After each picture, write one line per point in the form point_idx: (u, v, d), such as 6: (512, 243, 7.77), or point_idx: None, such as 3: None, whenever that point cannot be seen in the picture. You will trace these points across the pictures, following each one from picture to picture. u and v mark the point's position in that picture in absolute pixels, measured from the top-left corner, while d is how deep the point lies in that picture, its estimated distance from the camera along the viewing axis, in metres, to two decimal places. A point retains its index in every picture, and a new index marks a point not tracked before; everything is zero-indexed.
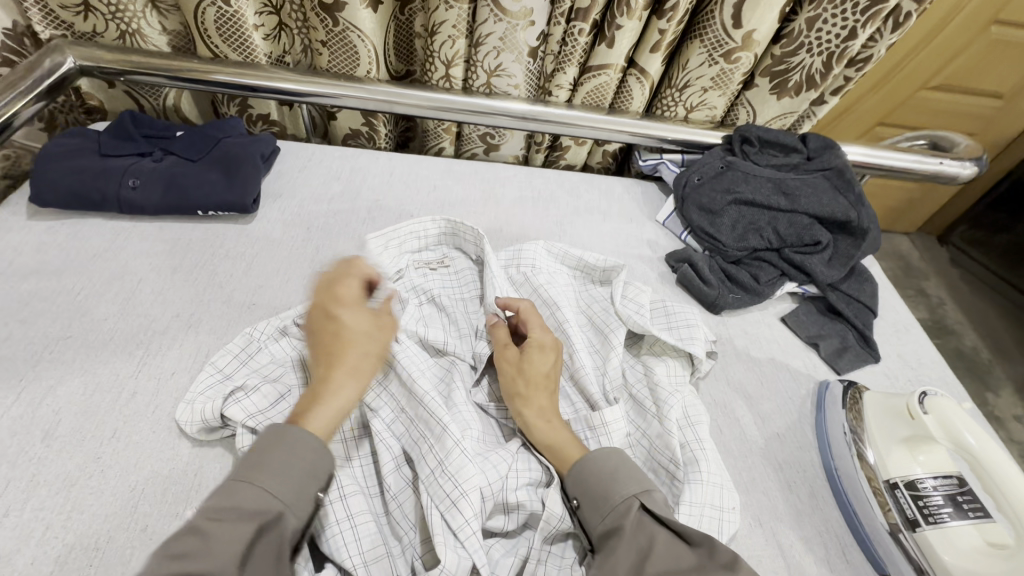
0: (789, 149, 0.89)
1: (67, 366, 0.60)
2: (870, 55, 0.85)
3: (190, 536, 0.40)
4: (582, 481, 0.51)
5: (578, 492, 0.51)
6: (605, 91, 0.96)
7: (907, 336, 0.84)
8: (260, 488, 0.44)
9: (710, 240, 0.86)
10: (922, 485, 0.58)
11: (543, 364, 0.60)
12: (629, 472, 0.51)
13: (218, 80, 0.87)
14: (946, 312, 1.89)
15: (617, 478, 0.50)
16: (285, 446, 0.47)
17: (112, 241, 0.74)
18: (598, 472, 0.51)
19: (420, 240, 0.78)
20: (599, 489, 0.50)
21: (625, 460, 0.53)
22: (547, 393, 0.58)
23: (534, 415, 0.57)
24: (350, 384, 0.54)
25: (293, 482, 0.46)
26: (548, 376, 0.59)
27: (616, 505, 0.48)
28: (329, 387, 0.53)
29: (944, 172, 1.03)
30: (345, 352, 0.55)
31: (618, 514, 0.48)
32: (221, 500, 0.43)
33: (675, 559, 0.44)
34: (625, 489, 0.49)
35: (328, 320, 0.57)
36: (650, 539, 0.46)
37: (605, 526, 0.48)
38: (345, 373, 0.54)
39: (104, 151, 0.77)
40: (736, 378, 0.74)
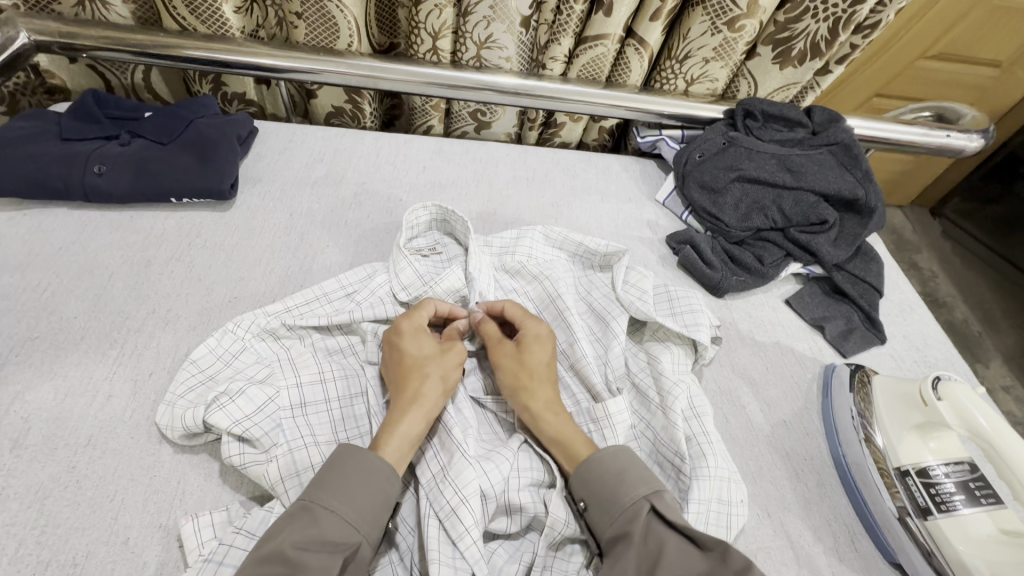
0: (794, 123, 0.86)
1: (36, 369, 0.57)
2: (879, 20, 0.80)
3: (279, 565, 0.40)
4: (591, 480, 0.49)
5: (584, 493, 0.49)
6: (602, 64, 0.91)
7: (912, 316, 0.82)
8: (339, 515, 0.44)
9: (713, 219, 0.83)
10: (933, 473, 0.57)
11: (542, 355, 0.58)
12: (639, 472, 0.49)
13: (187, 55, 0.81)
14: (938, 285, 1.88)
15: (625, 479, 0.48)
16: (363, 468, 0.46)
17: (80, 232, 0.70)
18: (608, 474, 0.49)
19: (419, 227, 0.74)
20: (608, 492, 0.48)
21: (633, 458, 0.51)
22: (551, 385, 0.56)
23: (541, 408, 0.54)
24: (426, 414, 0.52)
25: (369, 510, 0.45)
26: (549, 368, 0.58)
27: (624, 508, 0.47)
28: (405, 414, 0.51)
29: (950, 145, 1.00)
30: (420, 385, 0.53)
31: (626, 520, 0.46)
32: (304, 527, 0.42)
33: (685, 565, 0.43)
34: (634, 490, 0.47)
35: (405, 351, 0.56)
36: (659, 547, 0.44)
37: (613, 531, 0.46)
38: (422, 403, 0.52)
39: (65, 133, 0.71)
40: (741, 364, 0.72)
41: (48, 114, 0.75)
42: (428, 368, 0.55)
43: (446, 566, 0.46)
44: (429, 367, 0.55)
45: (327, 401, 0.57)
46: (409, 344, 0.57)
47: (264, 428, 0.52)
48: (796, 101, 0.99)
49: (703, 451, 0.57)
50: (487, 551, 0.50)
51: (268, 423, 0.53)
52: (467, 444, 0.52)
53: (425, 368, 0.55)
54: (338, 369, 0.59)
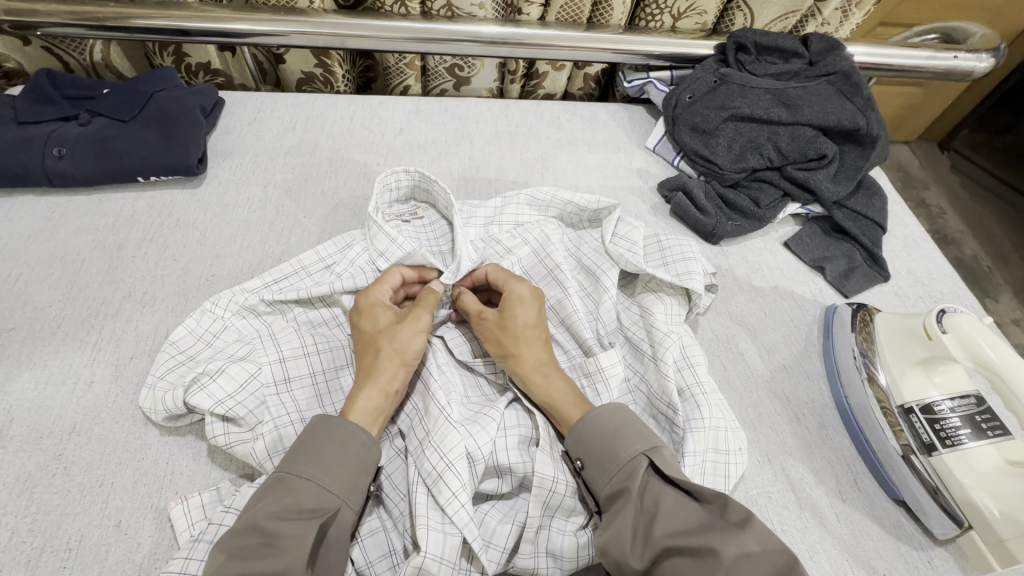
0: (789, 55, 0.80)
1: (14, 361, 0.55)
2: None
3: (254, 536, 0.40)
4: (584, 438, 0.48)
5: (580, 452, 0.48)
6: (581, 4, 0.85)
7: (918, 251, 0.79)
8: (314, 483, 0.43)
9: (706, 162, 0.79)
10: (938, 408, 0.55)
11: (529, 318, 0.56)
12: (637, 428, 0.48)
13: (141, 25, 0.77)
14: (947, 221, 1.83)
15: (623, 437, 0.47)
16: (333, 436, 0.46)
17: (48, 219, 0.67)
18: (605, 432, 0.48)
19: (403, 190, 0.70)
20: (605, 449, 0.47)
21: (630, 417, 0.49)
22: (541, 345, 0.55)
23: (531, 371, 0.53)
24: (382, 387, 0.51)
25: (344, 473, 0.45)
26: (533, 328, 0.55)
27: (623, 464, 0.46)
28: (359, 391, 0.50)
29: (958, 68, 0.95)
30: (376, 360, 0.52)
31: (624, 476, 0.45)
32: (280, 497, 0.42)
33: (680, 517, 0.42)
34: (632, 446, 0.46)
35: (362, 328, 0.55)
36: (657, 502, 0.43)
37: (611, 488, 0.46)
38: (376, 376, 0.51)
39: (20, 116, 0.68)
40: (738, 311, 0.70)
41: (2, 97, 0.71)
42: (380, 341, 0.53)
43: (435, 532, 0.45)
44: (382, 340, 0.53)
45: (312, 374, 0.56)
46: (364, 320, 0.55)
47: (248, 407, 0.51)
48: (793, 31, 0.93)
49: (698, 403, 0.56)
50: (480, 513, 0.50)
51: (251, 400, 0.52)
52: (450, 410, 0.51)
53: (380, 343, 0.53)
54: (321, 341, 0.58)
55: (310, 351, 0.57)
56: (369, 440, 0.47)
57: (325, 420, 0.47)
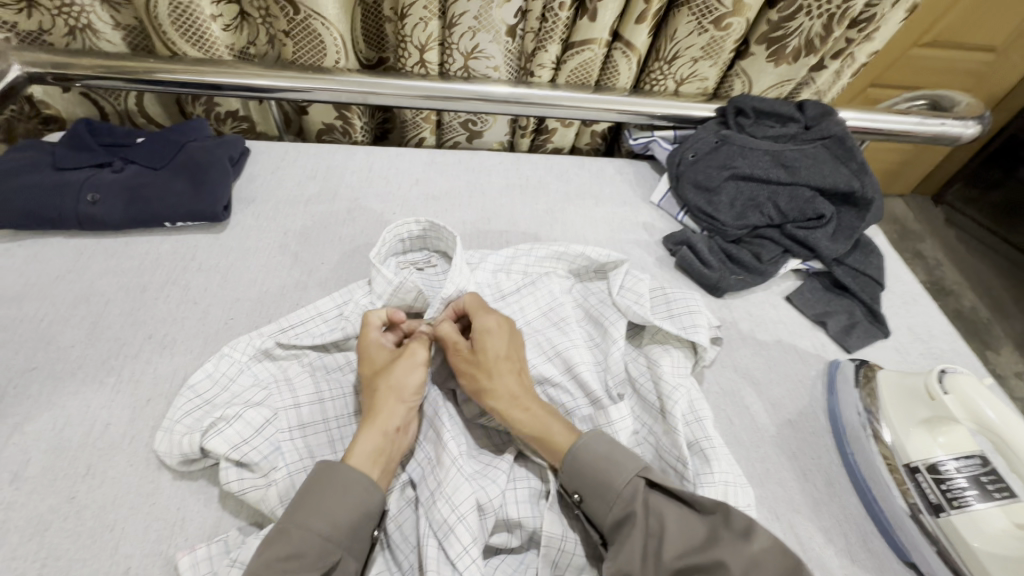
0: (786, 119, 0.85)
1: (34, 401, 0.56)
2: (873, 14, 0.79)
3: None
4: (582, 466, 0.49)
5: (576, 483, 0.49)
6: (590, 68, 0.90)
7: (917, 308, 0.81)
8: (316, 533, 0.44)
9: (709, 219, 0.83)
10: (944, 468, 0.55)
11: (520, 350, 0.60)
12: (625, 453, 0.49)
13: (176, 80, 0.81)
14: (945, 273, 1.86)
15: (614, 463, 0.48)
16: (334, 485, 0.47)
17: (76, 260, 0.70)
18: (595, 459, 0.49)
19: (416, 236, 0.73)
20: (600, 477, 0.48)
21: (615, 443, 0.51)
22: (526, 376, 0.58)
23: (506, 405, 0.53)
24: (381, 427, 0.51)
25: (345, 523, 0.46)
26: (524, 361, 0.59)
27: (619, 493, 0.47)
28: (358, 434, 0.51)
29: (947, 133, 1.00)
30: (374, 400, 0.53)
31: (625, 503, 0.46)
32: (283, 550, 0.43)
33: (687, 529, 0.44)
34: (624, 472, 0.48)
35: (363, 372, 0.57)
36: (660, 522, 0.45)
37: (614, 516, 0.47)
38: (374, 418, 0.52)
39: (58, 163, 0.71)
40: (743, 364, 0.71)
41: (41, 144, 0.75)
42: (377, 382, 0.55)
43: None
44: (379, 380, 0.55)
45: (326, 420, 0.57)
46: (364, 363, 0.57)
47: (262, 453, 0.52)
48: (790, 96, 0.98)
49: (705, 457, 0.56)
50: (490, 567, 0.50)
51: (266, 445, 0.52)
52: (460, 460, 0.52)
53: (377, 382, 0.55)
54: (335, 387, 0.60)
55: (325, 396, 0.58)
56: (371, 484, 0.48)
57: (325, 465, 0.48)
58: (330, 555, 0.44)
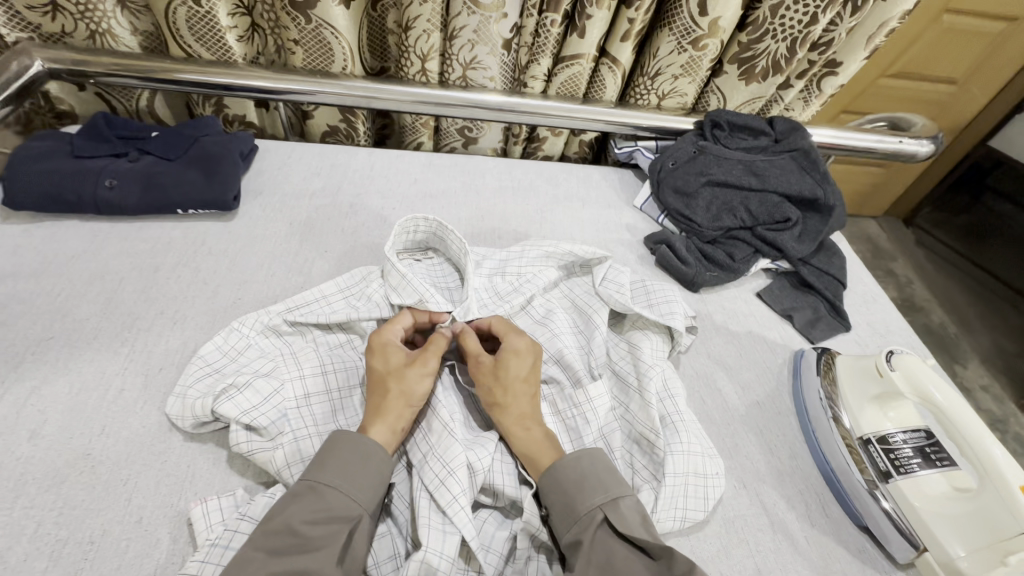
0: (757, 132, 0.93)
1: (51, 367, 0.60)
2: (831, 38, 0.88)
3: (288, 538, 0.45)
4: (553, 489, 0.53)
5: (545, 501, 0.53)
6: (579, 81, 0.97)
7: (876, 306, 0.88)
8: (342, 491, 0.48)
9: (687, 221, 0.89)
10: (892, 439, 0.62)
11: (520, 370, 0.60)
12: (597, 479, 0.52)
13: (191, 80, 0.87)
14: (913, 290, 1.96)
15: (583, 488, 0.52)
16: (355, 453, 0.50)
17: (91, 242, 0.74)
18: (566, 483, 0.52)
19: (421, 233, 0.76)
20: (566, 499, 0.52)
21: (594, 464, 0.54)
22: (526, 399, 0.59)
23: (514, 422, 0.57)
24: (390, 425, 0.55)
25: (367, 484, 0.50)
26: (523, 381, 0.60)
27: (579, 516, 0.51)
28: (369, 429, 0.54)
29: (903, 151, 1.08)
30: (385, 400, 0.56)
31: (580, 528, 0.50)
32: (311, 503, 0.47)
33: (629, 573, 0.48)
34: (589, 499, 0.51)
35: (373, 366, 0.59)
36: (608, 556, 0.48)
37: (568, 538, 0.50)
38: (384, 416, 0.55)
39: (77, 151, 0.76)
40: (717, 352, 0.77)
41: (60, 134, 0.79)
42: (390, 383, 0.57)
43: (435, 530, 0.49)
44: (391, 382, 0.57)
45: (328, 390, 0.61)
46: (376, 359, 0.59)
47: (271, 418, 0.56)
48: (762, 113, 1.06)
49: (679, 429, 0.61)
50: (478, 521, 0.55)
51: (273, 411, 0.56)
52: (452, 425, 0.56)
53: (389, 383, 0.57)
54: (337, 361, 0.64)
55: (328, 368, 0.62)
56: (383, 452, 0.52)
57: (341, 441, 0.51)
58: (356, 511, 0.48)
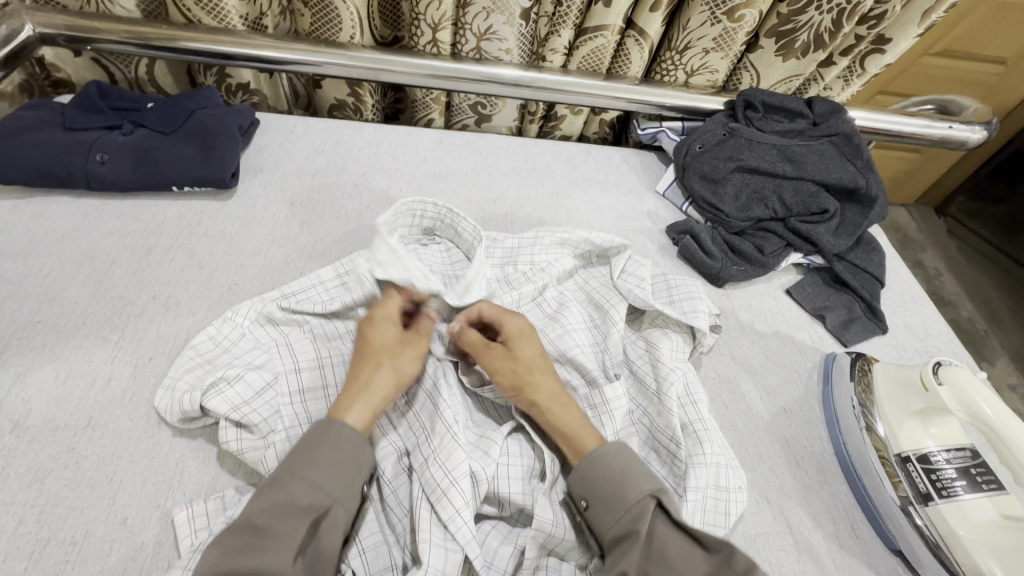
0: (795, 115, 0.85)
1: (37, 353, 0.57)
2: (882, 10, 0.80)
3: (248, 534, 0.41)
4: (597, 479, 0.49)
5: (585, 493, 0.49)
6: (601, 56, 0.90)
7: (915, 307, 0.81)
8: (308, 482, 0.45)
9: (713, 210, 0.83)
10: (934, 459, 0.57)
11: (534, 350, 0.57)
12: (642, 468, 0.49)
13: (189, 48, 0.82)
14: (943, 283, 1.87)
15: (629, 477, 0.48)
16: (328, 443, 0.47)
17: (82, 220, 0.70)
18: (610, 473, 0.49)
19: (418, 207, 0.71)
20: (611, 490, 0.48)
21: (635, 454, 0.50)
22: (553, 377, 0.55)
23: (549, 402, 0.53)
24: (372, 406, 0.51)
25: (337, 473, 0.46)
26: (540, 360, 0.56)
27: (629, 506, 0.47)
28: (348, 405, 0.50)
29: (952, 138, 1.00)
30: (371, 376, 0.52)
31: (631, 518, 0.46)
32: (273, 496, 0.43)
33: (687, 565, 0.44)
34: (638, 487, 0.47)
35: (365, 337, 0.56)
36: (663, 546, 0.45)
37: (617, 531, 0.46)
38: (368, 393, 0.51)
39: (68, 123, 0.71)
40: (741, 353, 0.71)
41: (51, 104, 0.75)
42: (380, 358, 0.54)
43: (436, 546, 0.46)
44: (382, 357, 0.54)
45: (326, 385, 0.57)
46: (371, 331, 0.56)
47: (262, 415, 0.52)
48: (798, 93, 0.98)
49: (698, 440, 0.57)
50: (481, 533, 0.51)
51: (265, 408, 0.53)
52: (456, 428, 0.52)
53: (379, 358, 0.54)
54: (335, 353, 0.60)
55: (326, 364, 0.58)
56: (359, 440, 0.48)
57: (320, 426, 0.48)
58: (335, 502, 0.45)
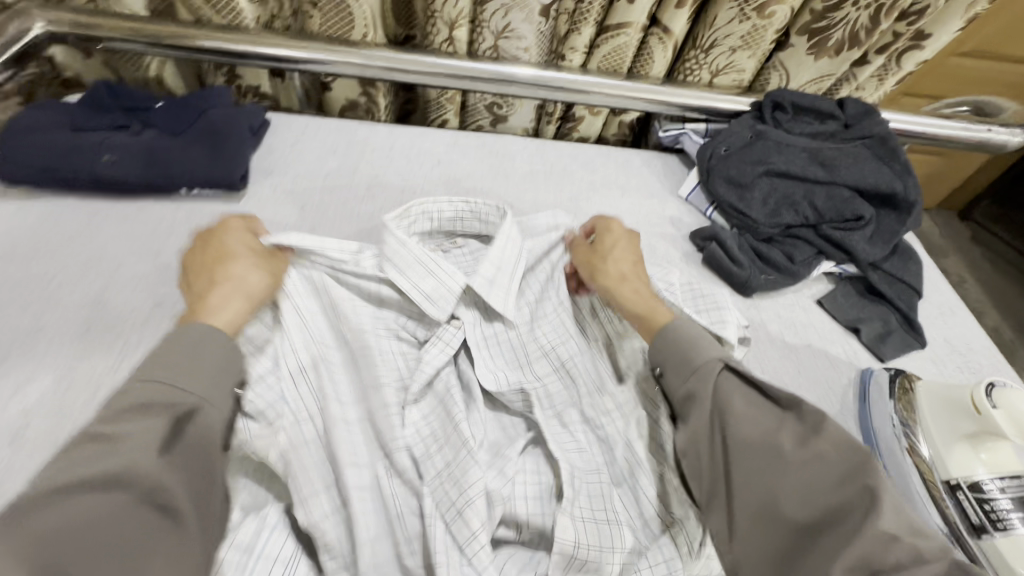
0: (825, 116, 0.82)
1: (39, 361, 0.55)
2: (924, 6, 0.76)
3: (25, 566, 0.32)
4: (671, 342, 0.52)
5: (660, 359, 0.52)
6: (623, 55, 0.87)
7: (954, 319, 0.77)
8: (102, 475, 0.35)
9: (740, 216, 0.79)
10: (987, 488, 0.52)
11: (625, 251, 0.65)
12: (707, 339, 0.51)
13: (200, 47, 0.79)
14: (968, 290, 1.81)
15: (697, 345, 0.51)
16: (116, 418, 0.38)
17: (88, 222, 0.68)
18: (679, 339, 0.52)
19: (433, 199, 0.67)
20: (681, 353, 0.51)
21: (701, 331, 0.53)
22: (631, 270, 0.62)
23: (623, 284, 0.60)
24: (242, 293, 0.51)
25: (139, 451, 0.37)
26: (630, 260, 0.64)
27: (696, 368, 0.49)
28: (215, 295, 0.50)
29: (992, 141, 0.95)
30: (236, 271, 0.53)
31: (699, 378, 0.48)
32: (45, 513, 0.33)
33: (749, 420, 0.45)
34: (706, 353, 0.50)
35: (219, 246, 0.56)
36: (733, 399, 0.47)
37: (686, 389, 0.49)
38: (231, 278, 0.51)
39: (76, 123, 0.70)
40: (771, 366, 0.68)
41: (59, 103, 0.73)
42: (233, 253, 0.54)
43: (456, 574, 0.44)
44: (237, 254, 0.54)
45: None
46: (221, 241, 0.56)
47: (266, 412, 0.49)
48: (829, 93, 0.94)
49: None
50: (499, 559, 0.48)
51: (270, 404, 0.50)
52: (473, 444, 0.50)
53: (234, 254, 0.54)
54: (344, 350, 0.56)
55: None
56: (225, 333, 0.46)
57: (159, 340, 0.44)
58: (175, 408, 0.40)
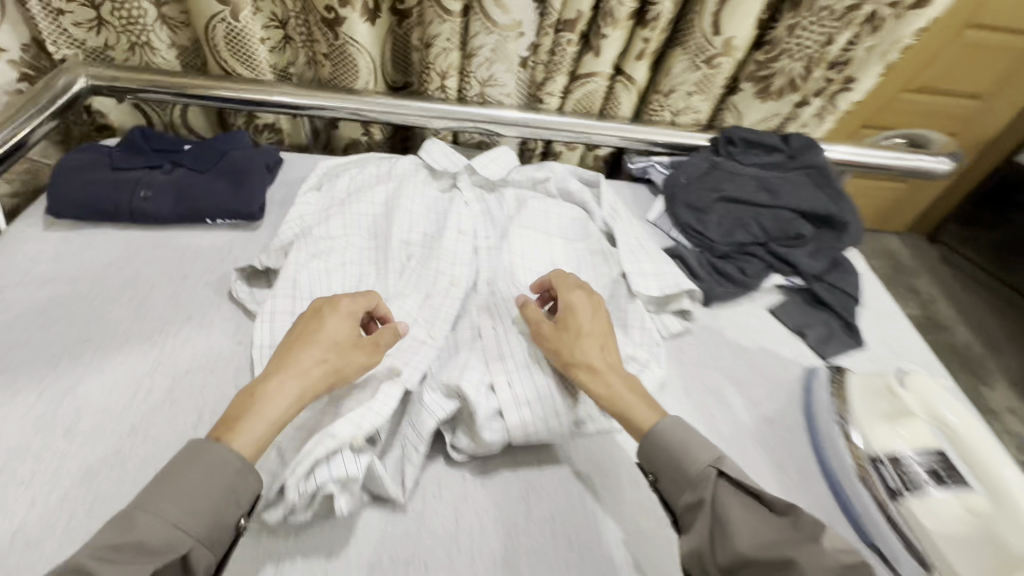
0: (771, 148, 0.92)
1: (86, 367, 0.63)
2: (849, 57, 0.88)
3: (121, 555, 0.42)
4: (659, 454, 0.55)
5: (654, 467, 0.55)
6: (593, 99, 0.99)
7: (892, 324, 0.87)
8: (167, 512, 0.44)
9: (699, 236, 0.89)
10: (904, 459, 0.61)
11: (585, 321, 0.65)
12: (699, 441, 0.54)
13: (223, 96, 0.91)
14: (937, 307, 1.91)
15: (688, 448, 0.54)
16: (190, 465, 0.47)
17: (124, 249, 0.78)
18: (670, 445, 0.55)
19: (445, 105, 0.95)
20: (673, 463, 0.54)
21: (688, 430, 0.56)
22: (596, 345, 0.63)
23: (584, 365, 0.61)
24: (298, 390, 0.54)
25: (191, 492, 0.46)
26: (591, 332, 0.64)
27: (694, 476, 0.52)
28: (269, 385, 0.54)
29: (924, 168, 1.08)
30: (302, 358, 0.56)
31: (697, 488, 0.52)
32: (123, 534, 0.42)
33: (751, 524, 0.49)
34: (700, 459, 0.53)
35: (299, 328, 0.60)
36: (728, 508, 0.50)
37: (687, 501, 0.52)
38: (288, 369, 0.55)
39: (115, 163, 0.80)
40: (726, 366, 0.77)
41: (99, 146, 0.84)
42: (312, 337, 0.58)
43: None
44: (316, 340, 0.58)
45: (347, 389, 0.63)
46: (313, 323, 0.60)
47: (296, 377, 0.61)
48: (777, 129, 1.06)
49: None
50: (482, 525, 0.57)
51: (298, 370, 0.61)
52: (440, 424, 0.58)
53: (308, 339, 0.58)
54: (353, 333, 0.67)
55: None
56: (247, 465, 0.49)
57: (201, 441, 0.49)
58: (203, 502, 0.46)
